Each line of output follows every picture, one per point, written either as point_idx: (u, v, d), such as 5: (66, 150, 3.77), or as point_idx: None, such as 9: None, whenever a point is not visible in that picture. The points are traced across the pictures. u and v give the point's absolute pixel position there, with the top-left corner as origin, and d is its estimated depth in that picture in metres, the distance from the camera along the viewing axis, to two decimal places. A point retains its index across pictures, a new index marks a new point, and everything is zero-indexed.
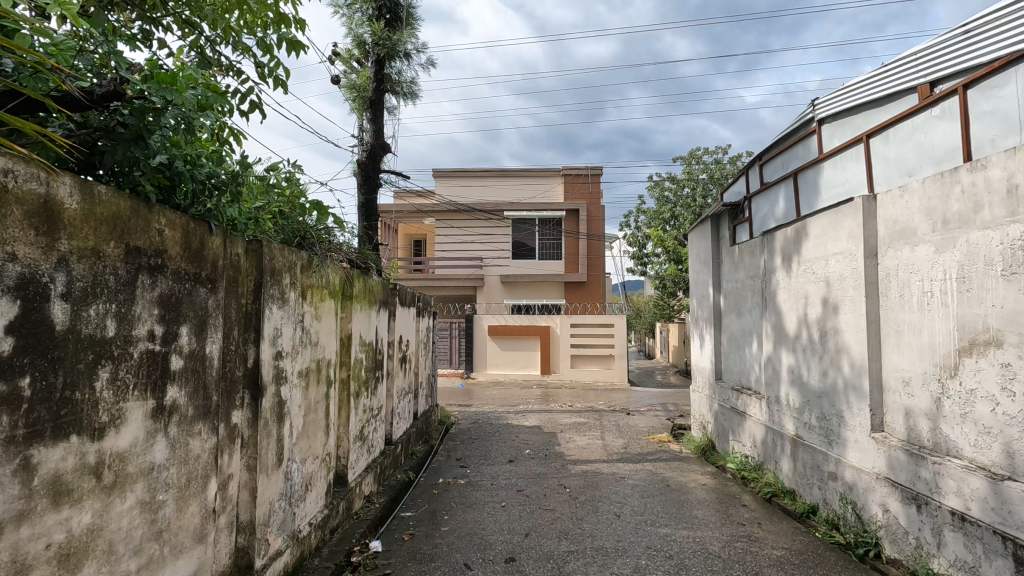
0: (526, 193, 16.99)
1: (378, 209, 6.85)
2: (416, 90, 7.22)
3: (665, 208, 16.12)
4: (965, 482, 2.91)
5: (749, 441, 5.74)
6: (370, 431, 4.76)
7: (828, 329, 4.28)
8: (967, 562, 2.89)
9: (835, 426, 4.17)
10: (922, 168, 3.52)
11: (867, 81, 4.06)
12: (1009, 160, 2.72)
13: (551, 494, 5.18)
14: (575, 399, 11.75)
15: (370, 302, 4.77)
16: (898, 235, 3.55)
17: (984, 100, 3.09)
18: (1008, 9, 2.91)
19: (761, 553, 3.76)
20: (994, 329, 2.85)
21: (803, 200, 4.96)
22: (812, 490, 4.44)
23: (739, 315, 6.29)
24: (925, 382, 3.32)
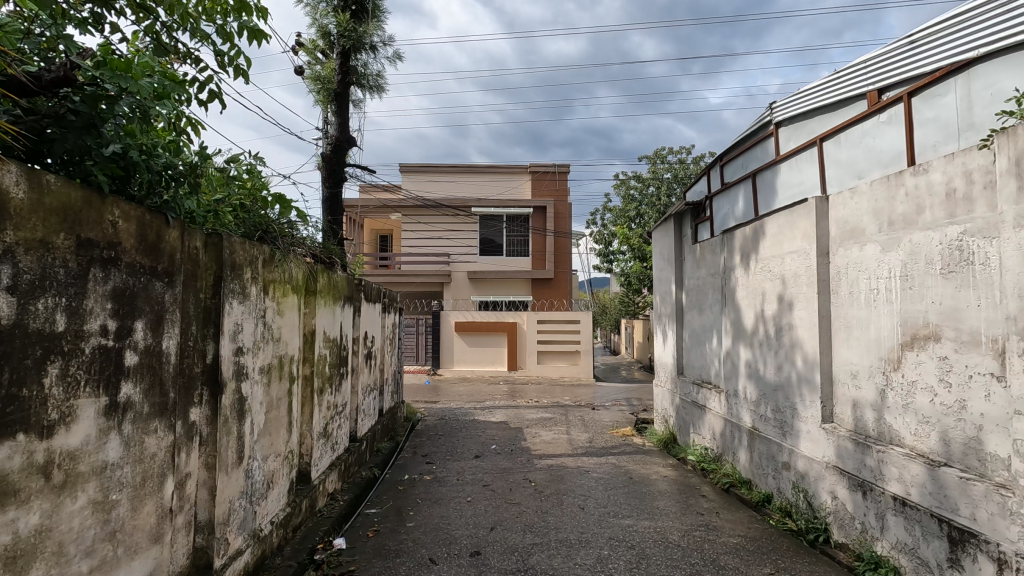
0: (494, 190, 16.99)
1: (343, 203, 6.74)
2: (383, 84, 7.14)
3: (630, 207, 16.37)
4: (906, 469, 3.08)
5: (708, 433, 5.92)
6: (334, 428, 4.71)
7: (783, 324, 4.45)
8: (907, 544, 3.07)
9: (789, 417, 4.34)
10: (871, 171, 3.69)
11: (820, 86, 4.22)
12: (948, 166, 2.89)
13: (517, 488, 5.22)
14: (542, 394, 11.83)
15: (334, 298, 4.71)
16: (848, 234, 3.72)
17: (927, 107, 3.26)
18: (951, 22, 3.08)
19: (718, 541, 3.89)
20: (933, 324, 3.02)
21: (761, 200, 5.13)
22: (766, 479, 4.62)
23: (700, 311, 6.46)
24: (872, 375, 3.49)
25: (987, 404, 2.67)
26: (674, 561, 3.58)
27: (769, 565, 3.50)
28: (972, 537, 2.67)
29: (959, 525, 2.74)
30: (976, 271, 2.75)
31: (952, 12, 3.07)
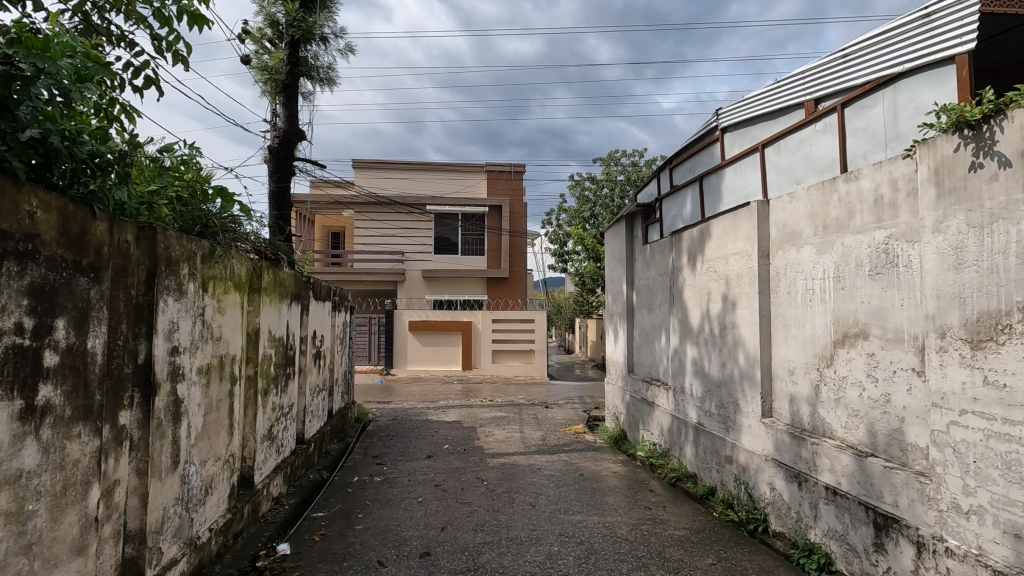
0: (449, 188, 16.88)
1: (291, 199, 6.52)
2: (334, 77, 6.97)
3: (585, 207, 16.59)
4: (837, 460, 3.25)
5: (657, 429, 6.08)
6: (280, 430, 4.56)
7: (727, 322, 4.61)
8: (837, 531, 3.24)
9: (731, 413, 4.51)
10: (808, 177, 3.88)
11: (762, 94, 4.41)
12: (876, 173, 3.07)
13: (468, 488, 5.20)
14: (496, 393, 11.83)
15: (281, 296, 4.56)
16: (786, 237, 3.90)
17: (858, 118, 3.45)
18: (879, 38, 3.27)
19: (664, 534, 4.00)
20: (861, 323, 3.20)
21: (707, 203, 5.30)
22: (710, 473, 4.79)
23: (650, 310, 6.62)
24: (807, 371, 3.67)
25: (909, 397, 2.86)
26: (621, 554, 3.65)
27: (711, 556, 3.63)
28: (894, 522, 2.84)
29: (883, 511, 2.91)
30: (899, 273, 2.93)
31: (881, 29, 3.26)
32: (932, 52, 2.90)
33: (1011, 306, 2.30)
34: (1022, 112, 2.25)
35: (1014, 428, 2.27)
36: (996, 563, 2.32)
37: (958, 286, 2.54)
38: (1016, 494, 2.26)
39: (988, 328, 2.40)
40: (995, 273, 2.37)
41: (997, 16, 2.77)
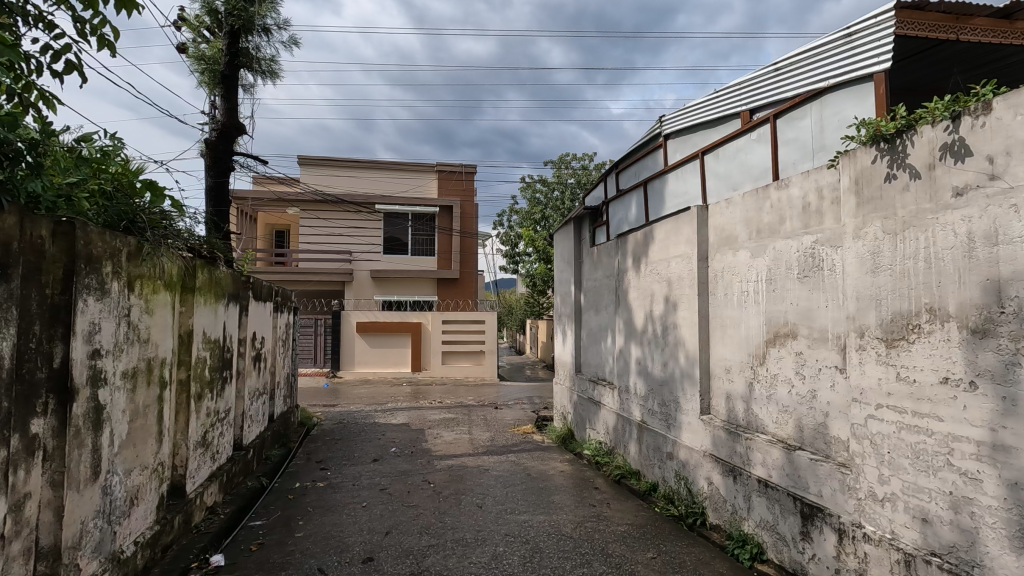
0: (399, 187, 16.64)
1: (230, 194, 6.22)
2: (278, 69, 6.78)
3: (536, 209, 16.74)
4: (768, 454, 3.41)
5: (603, 428, 6.20)
6: (215, 436, 4.36)
7: (669, 323, 4.76)
8: (768, 521, 3.40)
9: (672, 410, 4.66)
10: (744, 183, 4.06)
11: (702, 103, 4.58)
12: (805, 182, 3.24)
13: (415, 491, 5.13)
14: (445, 395, 11.73)
15: (217, 296, 4.36)
16: (723, 241, 4.06)
17: (789, 128, 3.63)
18: (807, 54, 3.46)
19: (608, 530, 4.09)
20: (791, 323, 3.37)
21: (651, 207, 5.46)
22: (653, 469, 4.93)
23: (597, 311, 6.74)
24: (742, 369, 3.83)
25: (832, 393, 3.03)
26: (565, 552, 3.70)
27: (652, 550, 3.73)
28: (819, 511, 3.01)
29: (809, 501, 3.08)
30: (824, 276, 3.11)
31: (809, 46, 3.45)
32: (855, 69, 3.09)
33: (921, 307, 2.48)
34: (930, 128, 2.44)
35: (923, 420, 2.45)
36: (907, 546, 2.49)
37: (875, 289, 2.73)
38: (923, 481, 2.44)
39: (900, 328, 2.58)
40: (907, 276, 2.55)
41: (911, 38, 2.98)
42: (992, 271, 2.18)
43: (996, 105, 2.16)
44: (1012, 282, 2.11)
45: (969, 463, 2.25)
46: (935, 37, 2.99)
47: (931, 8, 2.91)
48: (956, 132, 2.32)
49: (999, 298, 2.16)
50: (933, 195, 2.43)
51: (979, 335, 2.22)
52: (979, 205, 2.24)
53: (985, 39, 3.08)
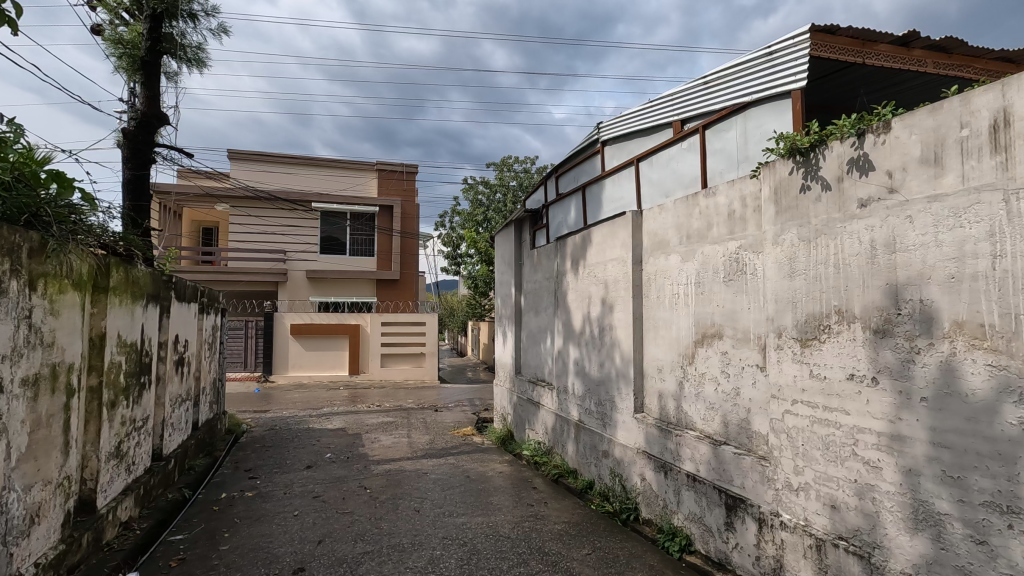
0: (337, 185, 16.16)
1: (151, 188, 5.83)
2: (205, 58, 6.45)
3: (478, 211, 16.74)
4: (696, 449, 3.57)
5: (541, 428, 6.29)
6: (130, 446, 4.07)
7: (605, 324, 4.88)
8: (696, 514, 3.55)
9: (608, 409, 4.79)
10: (675, 191, 4.24)
11: (637, 112, 4.74)
12: (730, 191, 3.42)
13: (350, 497, 4.99)
14: (384, 398, 11.50)
15: (134, 296, 4.09)
16: (656, 245, 4.21)
17: (717, 139, 3.83)
18: (732, 70, 3.66)
19: (545, 529, 4.14)
20: (717, 324, 3.54)
21: (589, 211, 5.58)
22: (589, 467, 5.05)
23: (537, 312, 6.82)
24: (673, 369, 3.99)
25: (754, 390, 3.21)
26: (502, 553, 3.72)
27: (587, 546, 3.81)
28: (741, 503, 3.18)
29: (733, 493, 3.25)
30: (747, 279, 3.29)
31: (735, 62, 3.65)
32: (775, 86, 3.29)
33: (831, 309, 2.67)
34: (838, 143, 2.63)
35: (832, 414, 2.64)
36: (818, 531, 2.68)
37: (791, 292, 2.92)
38: (832, 471, 2.63)
39: (813, 328, 2.77)
40: (819, 281, 2.74)
41: (824, 60, 3.21)
42: (890, 276, 2.39)
43: (894, 124, 2.37)
44: (908, 285, 2.31)
45: (871, 453, 2.45)
46: (844, 60, 3.23)
47: (840, 32, 3.14)
48: (861, 148, 2.52)
49: (897, 301, 2.36)
50: (841, 205, 2.63)
51: (880, 334, 2.43)
52: (880, 215, 2.44)
53: (887, 65, 3.35)
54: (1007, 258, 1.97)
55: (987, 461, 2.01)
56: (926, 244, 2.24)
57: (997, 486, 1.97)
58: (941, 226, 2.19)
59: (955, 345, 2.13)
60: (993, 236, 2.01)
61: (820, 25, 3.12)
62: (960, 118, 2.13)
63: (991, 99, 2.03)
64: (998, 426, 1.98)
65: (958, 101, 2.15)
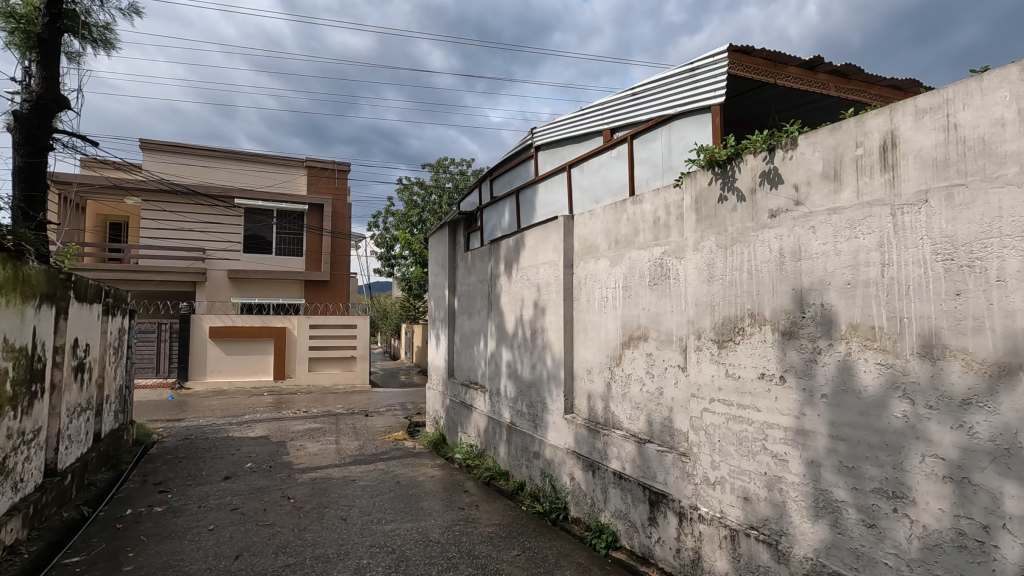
0: (263, 181, 15.41)
1: (47, 178, 5.32)
2: (113, 39, 6.01)
3: (413, 211, 16.51)
4: (622, 448, 3.69)
5: (474, 431, 6.28)
6: (18, 461, 3.68)
7: (537, 327, 4.94)
8: (622, 511, 3.67)
9: (539, 411, 4.85)
10: (605, 197, 4.37)
11: (568, 120, 4.84)
12: (655, 199, 3.57)
13: (272, 508, 4.76)
14: (311, 404, 11.08)
15: (24, 296, 3.71)
16: (586, 250, 4.32)
17: (644, 149, 3.99)
18: (658, 83, 3.82)
19: (475, 532, 4.13)
20: (643, 326, 3.68)
21: (523, 215, 5.65)
22: (521, 469, 5.09)
23: (470, 315, 6.80)
24: (601, 370, 4.10)
25: (675, 390, 3.36)
26: (431, 558, 3.68)
27: (517, 547, 3.84)
28: (663, 498, 3.31)
29: (656, 489, 3.38)
30: (670, 284, 3.43)
31: (660, 75, 3.82)
32: (698, 100, 3.46)
33: (744, 312, 2.84)
34: (752, 157, 2.81)
35: (745, 411, 2.81)
36: (732, 522, 2.84)
37: (710, 296, 3.08)
38: (745, 464, 2.80)
39: (729, 330, 2.94)
40: (734, 285, 2.91)
41: (740, 78, 3.41)
42: (796, 281, 2.57)
43: (800, 141, 2.56)
44: (811, 291, 2.50)
45: (779, 446, 2.62)
46: (757, 79, 3.45)
47: (754, 53, 3.36)
48: (772, 162, 2.71)
49: (802, 305, 2.54)
50: (754, 215, 2.81)
51: (787, 336, 2.61)
52: (788, 225, 2.62)
53: (795, 86, 3.62)
54: (894, 266, 2.18)
55: (877, 452, 2.20)
56: (827, 253, 2.43)
57: (885, 474, 2.17)
58: (839, 235, 2.38)
59: (850, 346, 2.32)
60: (882, 246, 2.22)
61: (737, 45, 3.31)
62: (855, 138, 2.34)
63: (881, 122, 2.24)
64: (886, 419, 2.17)
65: (854, 123, 2.35)
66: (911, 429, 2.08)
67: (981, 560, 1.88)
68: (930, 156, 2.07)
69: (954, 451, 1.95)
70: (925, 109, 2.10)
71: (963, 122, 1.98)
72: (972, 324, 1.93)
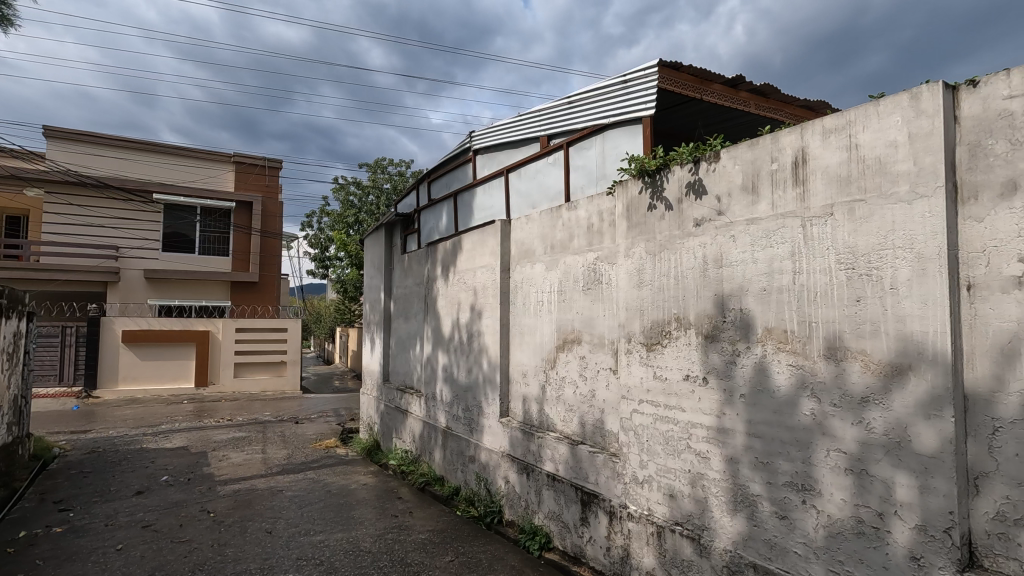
0: (185, 175, 14.50)
1: None
2: (12, 15, 5.46)
3: (349, 212, 16.07)
4: (555, 450, 3.75)
5: (409, 437, 6.18)
6: None
7: (473, 330, 4.93)
8: (555, 512, 3.72)
9: (475, 414, 4.84)
10: (541, 202, 4.44)
11: (506, 125, 4.87)
12: (589, 205, 3.66)
13: (189, 524, 4.47)
14: (236, 411, 10.52)
15: None
16: (523, 254, 4.37)
17: (579, 156, 4.08)
18: (592, 92, 3.92)
19: (408, 539, 4.06)
20: (577, 330, 3.75)
21: (461, 218, 5.63)
22: (456, 473, 5.06)
23: (407, 318, 6.70)
24: (536, 373, 4.15)
25: (607, 392, 3.45)
26: (362, 568, 3.58)
27: (450, 553, 3.81)
28: (595, 498, 3.39)
29: (588, 489, 3.46)
30: (603, 289, 3.53)
31: (594, 85, 3.92)
32: (629, 111, 3.59)
33: (671, 316, 2.96)
34: (678, 168, 2.94)
35: (671, 411, 2.92)
36: (659, 519, 2.95)
37: (639, 301, 3.19)
38: (670, 463, 2.91)
39: (657, 334, 3.05)
40: (662, 291, 3.03)
41: (670, 92, 3.57)
42: (718, 287, 2.71)
43: (722, 155, 2.71)
44: (731, 296, 2.64)
45: (701, 445, 2.75)
46: (685, 94, 3.61)
47: (683, 69, 3.51)
48: (697, 173, 2.84)
49: (723, 310, 2.68)
50: (681, 224, 2.93)
51: (709, 339, 2.74)
52: (710, 234, 2.76)
53: (720, 102, 3.82)
54: (803, 274, 2.34)
55: (789, 447, 2.35)
56: (746, 260, 2.58)
57: (795, 468, 2.32)
58: (756, 244, 2.53)
59: (765, 348, 2.47)
60: (794, 255, 2.38)
61: (666, 60, 3.46)
62: (771, 153, 2.49)
63: (793, 139, 2.41)
64: (796, 417, 2.33)
65: (770, 139, 2.51)
66: (818, 425, 2.24)
67: (876, 545, 2.04)
68: (835, 173, 2.24)
69: (854, 445, 2.12)
70: (831, 128, 2.27)
71: (863, 142, 2.16)
72: (870, 328, 2.11)
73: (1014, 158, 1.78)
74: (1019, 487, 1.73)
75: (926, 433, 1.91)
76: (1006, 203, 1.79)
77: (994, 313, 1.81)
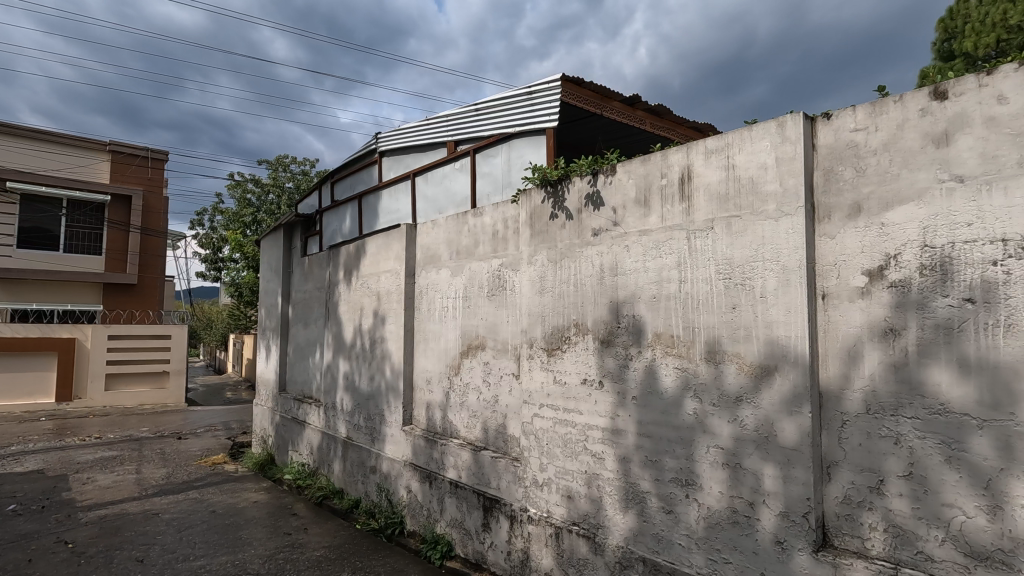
0: (49, 163, 12.81)
1: None
2: None
3: (245, 211, 15.06)
4: (458, 456, 3.72)
5: (306, 449, 5.87)
6: None
7: (376, 337, 4.79)
8: (457, 519, 3.69)
9: (377, 423, 4.69)
10: (448, 208, 4.42)
11: (414, 128, 4.81)
12: (494, 212, 3.69)
13: (41, 559, 3.93)
14: (107, 428, 9.43)
15: None
16: (428, 259, 4.31)
17: (485, 163, 4.11)
18: (499, 101, 3.97)
19: (301, 558, 3.85)
20: (481, 336, 3.76)
21: (365, 221, 5.47)
22: (356, 485, 4.88)
23: (306, 324, 6.38)
24: (440, 379, 4.11)
25: (509, 397, 3.49)
26: None
27: (347, 569, 3.65)
28: (497, 503, 3.40)
29: (490, 495, 3.47)
30: (506, 295, 3.57)
31: (501, 94, 3.97)
32: (534, 122, 3.67)
33: (570, 322, 3.06)
34: (578, 179, 3.06)
35: (570, 414, 3.01)
36: (557, 520, 3.02)
37: (541, 307, 3.26)
38: (568, 465, 2.99)
39: (558, 339, 3.13)
40: (562, 298, 3.12)
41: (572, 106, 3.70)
42: (613, 294, 2.84)
43: (618, 169, 2.84)
44: (625, 304, 2.78)
45: (597, 446, 2.86)
46: (586, 109, 3.77)
47: (584, 85, 3.66)
48: (595, 185, 2.97)
49: (618, 316, 2.81)
50: (580, 233, 3.04)
51: (605, 344, 2.86)
52: (607, 243, 2.89)
53: (618, 118, 4.02)
54: (688, 282, 2.52)
55: (674, 445, 2.51)
56: (638, 269, 2.72)
57: (679, 464, 2.48)
58: (647, 255, 2.68)
59: (655, 352, 2.62)
60: (680, 265, 2.55)
61: (570, 75, 3.59)
62: (661, 169, 2.66)
63: (680, 157, 2.58)
64: (681, 416, 2.49)
65: (660, 156, 2.67)
66: (699, 424, 2.41)
67: (747, 531, 2.23)
68: (716, 190, 2.44)
69: (730, 440, 2.30)
70: (713, 149, 2.47)
71: (739, 163, 2.36)
72: (744, 333, 2.30)
73: (858, 184, 2.04)
74: (861, 472, 1.97)
75: (788, 428, 2.12)
76: (853, 222, 2.04)
77: (843, 319, 2.05)
